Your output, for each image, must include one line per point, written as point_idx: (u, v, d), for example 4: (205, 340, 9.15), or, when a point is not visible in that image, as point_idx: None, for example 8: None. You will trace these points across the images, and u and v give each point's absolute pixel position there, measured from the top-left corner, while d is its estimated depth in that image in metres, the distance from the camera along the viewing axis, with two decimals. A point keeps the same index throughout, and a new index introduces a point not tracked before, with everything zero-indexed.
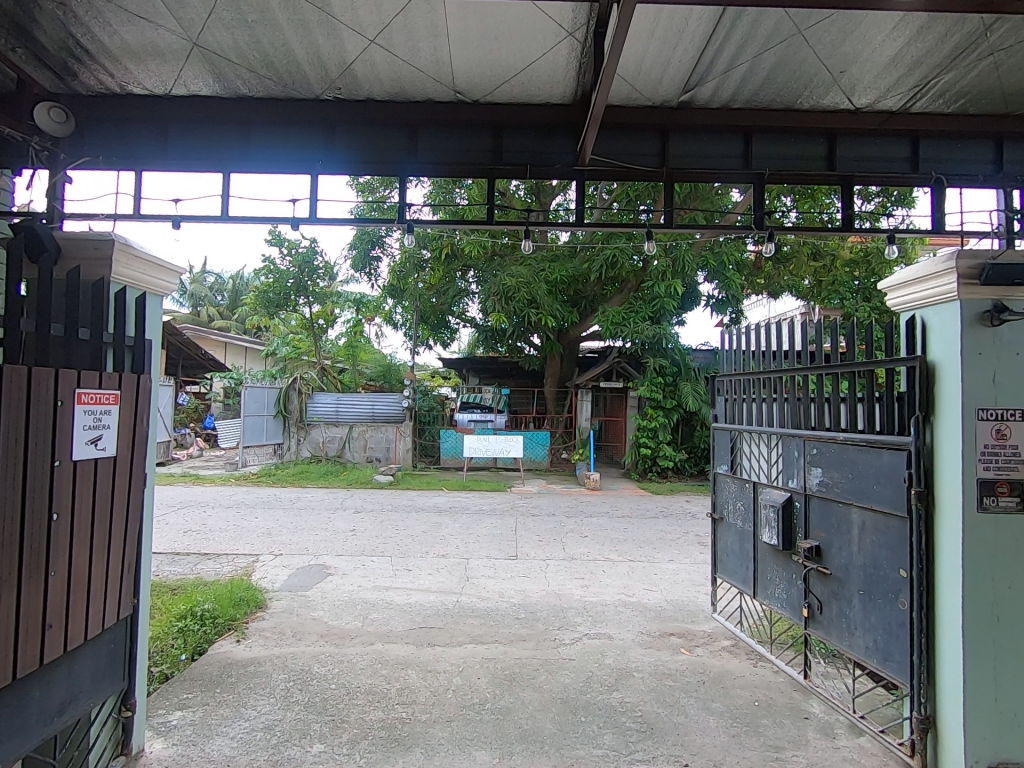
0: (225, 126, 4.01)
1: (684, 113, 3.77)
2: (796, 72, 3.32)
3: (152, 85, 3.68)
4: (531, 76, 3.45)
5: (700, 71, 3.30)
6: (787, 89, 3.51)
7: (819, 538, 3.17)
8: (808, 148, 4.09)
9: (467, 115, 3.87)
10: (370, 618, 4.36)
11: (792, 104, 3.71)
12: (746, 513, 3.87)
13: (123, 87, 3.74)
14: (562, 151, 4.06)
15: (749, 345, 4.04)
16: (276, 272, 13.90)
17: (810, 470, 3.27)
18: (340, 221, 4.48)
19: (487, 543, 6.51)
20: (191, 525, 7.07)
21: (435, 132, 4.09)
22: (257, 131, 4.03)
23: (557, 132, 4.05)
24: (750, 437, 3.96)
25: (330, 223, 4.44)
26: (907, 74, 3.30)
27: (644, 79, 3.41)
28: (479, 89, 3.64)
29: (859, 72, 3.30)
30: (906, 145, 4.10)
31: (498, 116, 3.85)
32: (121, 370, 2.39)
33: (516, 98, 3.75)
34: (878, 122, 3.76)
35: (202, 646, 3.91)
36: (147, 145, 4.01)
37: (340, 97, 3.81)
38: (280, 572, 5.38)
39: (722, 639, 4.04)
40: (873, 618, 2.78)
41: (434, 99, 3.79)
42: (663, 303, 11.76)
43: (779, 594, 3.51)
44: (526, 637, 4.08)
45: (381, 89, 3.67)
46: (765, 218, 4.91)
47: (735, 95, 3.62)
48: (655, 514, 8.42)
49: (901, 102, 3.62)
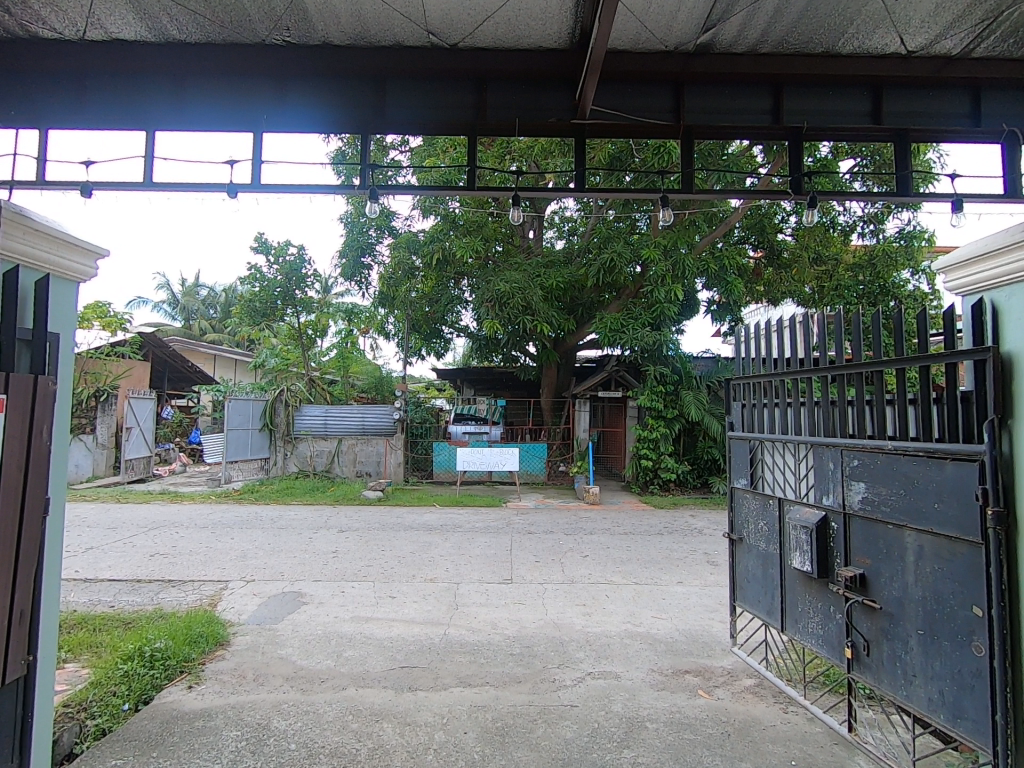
0: (155, 81, 3.80)
1: (702, 60, 3.43)
2: (838, 5, 2.92)
3: (60, 25, 3.32)
4: (515, 13, 3.06)
5: (722, 5, 2.90)
6: (825, 27, 3.12)
7: (863, 565, 2.70)
8: (851, 104, 3.80)
9: (450, 64, 3.54)
10: (345, 657, 3.85)
11: (829, 48, 3.33)
12: (770, 535, 3.40)
13: (27, 27, 3.36)
14: (559, 104, 3.75)
15: (770, 351, 3.60)
16: (263, 280, 13.34)
17: (850, 485, 2.79)
18: (289, 190, 4.05)
19: (479, 565, 5.99)
20: (159, 548, 6.51)
21: (405, 87, 3.83)
22: (191, 82, 3.81)
23: (557, 87, 3.77)
24: (772, 447, 3.49)
25: (278, 190, 4.00)
26: (970, 6, 2.92)
27: (655, 15, 3.01)
28: (457, 29, 3.24)
29: (913, 3, 2.91)
30: (950, 104, 3.79)
31: (477, 63, 3.50)
32: (11, 370, 1.92)
33: (501, 42, 3.37)
34: (935, 68, 3.47)
35: (148, 693, 3.40)
36: (62, 101, 3.84)
37: (290, 40, 3.42)
38: (249, 602, 4.85)
39: (744, 679, 3.56)
40: (938, 665, 2.30)
41: (406, 43, 3.41)
42: (664, 309, 11.22)
43: (814, 630, 3.03)
44: (522, 678, 3.57)
45: (340, 28, 3.27)
46: (805, 183, 4.40)
47: (763, 37, 3.23)
48: (659, 531, 7.89)
49: (962, 43, 3.27)
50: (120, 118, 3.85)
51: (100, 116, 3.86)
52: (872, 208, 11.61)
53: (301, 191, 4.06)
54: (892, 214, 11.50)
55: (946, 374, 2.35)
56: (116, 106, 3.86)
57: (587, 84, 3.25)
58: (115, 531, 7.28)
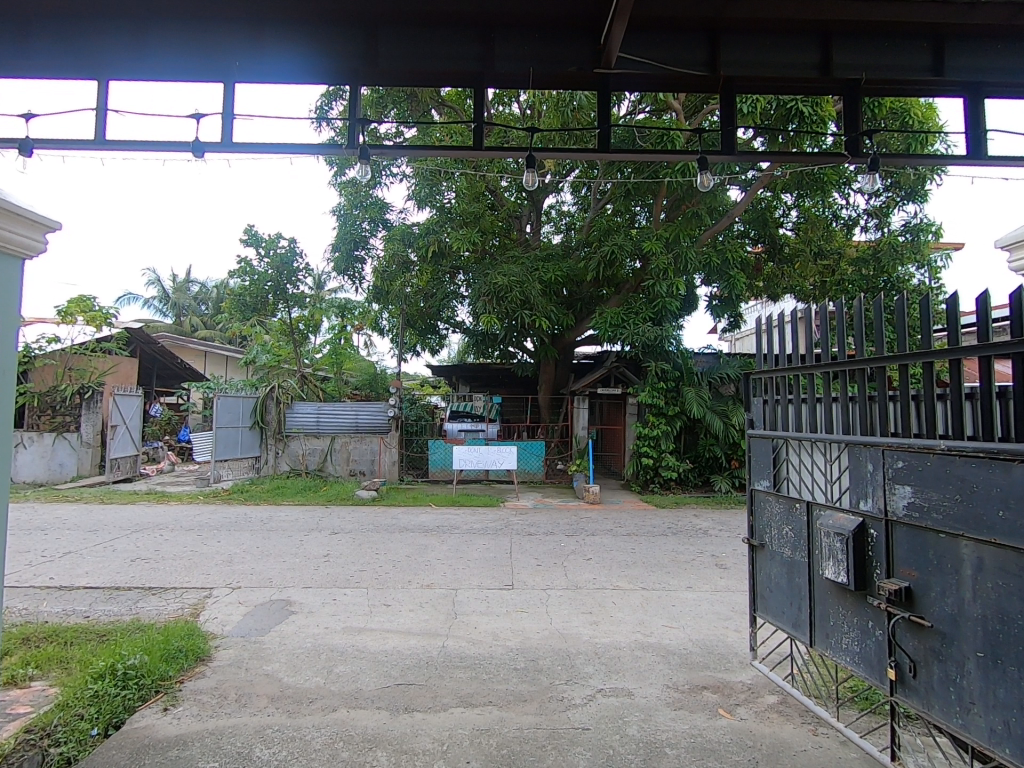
0: (114, 22, 3.59)
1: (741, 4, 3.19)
2: None
3: None
4: None
5: None
6: None
7: (909, 578, 2.43)
8: (913, 58, 3.66)
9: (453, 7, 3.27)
10: (336, 673, 3.56)
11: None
12: (797, 541, 3.14)
13: None
14: (578, 53, 3.62)
15: (792, 344, 3.33)
16: (253, 274, 12.94)
17: (893, 489, 2.52)
18: (266, 150, 3.77)
19: (478, 570, 5.72)
20: (141, 552, 6.19)
21: (398, 34, 3.65)
22: (149, 26, 3.60)
23: (575, 36, 3.63)
24: (798, 447, 3.22)
25: (254, 151, 3.73)
26: None
27: None
28: None
29: None
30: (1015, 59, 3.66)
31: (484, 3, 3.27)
32: None
33: None
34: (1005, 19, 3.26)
35: (119, 717, 3.11)
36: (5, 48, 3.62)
37: None
38: (233, 611, 4.56)
39: (766, 696, 3.31)
40: (1001, 692, 2.05)
41: None
42: (665, 304, 10.91)
43: (849, 646, 2.76)
44: (527, 696, 3.30)
45: None
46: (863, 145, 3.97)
47: None
48: (663, 532, 7.65)
49: None
50: (70, 69, 3.72)
51: (43, 62, 3.65)
52: (876, 201, 11.46)
53: (281, 152, 3.76)
54: (897, 207, 11.32)
55: (1013, 366, 2.09)
56: (61, 46, 3.65)
57: (612, 28, 3.16)
58: (96, 534, 6.94)
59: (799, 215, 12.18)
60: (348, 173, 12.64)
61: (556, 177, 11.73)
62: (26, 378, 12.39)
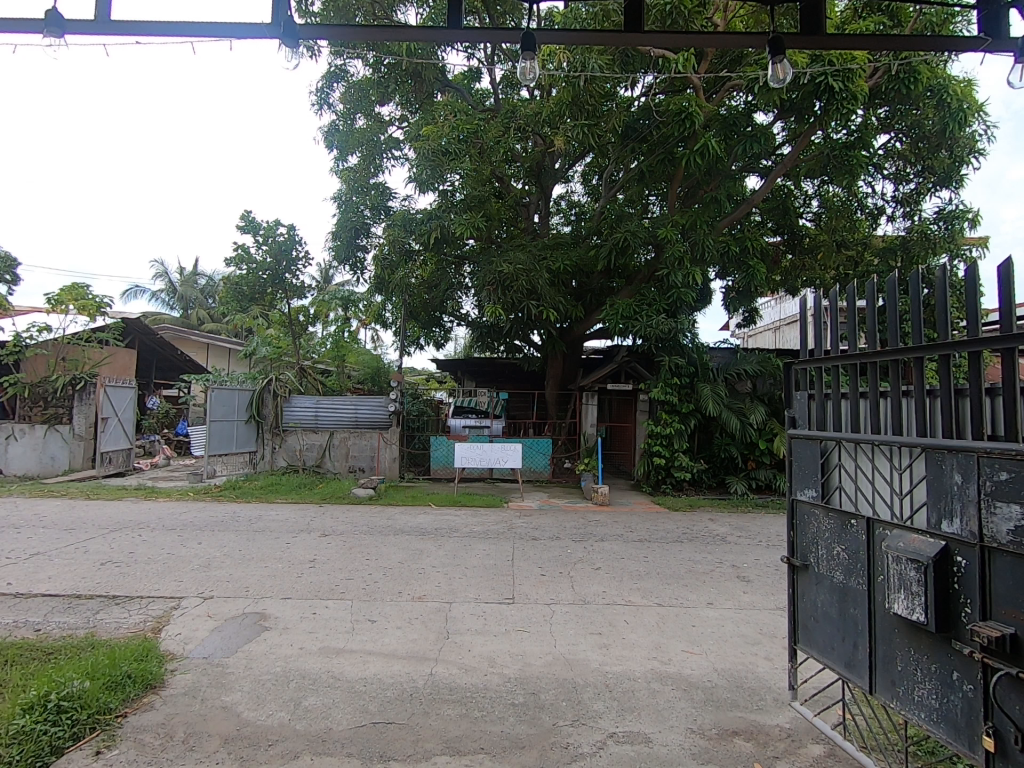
0: None
1: None
2: None
3: None
4: None
5: None
6: None
7: (1014, 623, 1.88)
8: None
9: None
10: (304, 708, 3.06)
11: None
12: (854, 564, 2.59)
13: None
14: None
15: (821, 339, 2.94)
16: (250, 262, 12.37)
17: (992, 510, 1.97)
18: (154, 32, 3.22)
19: (476, 580, 5.21)
20: (114, 555, 5.73)
21: None
22: None
23: None
24: (854, 450, 2.68)
25: (130, 32, 3.22)
26: None
27: None
28: None
29: None
30: None
31: None
32: None
33: None
34: None
35: (43, 760, 2.62)
36: None
37: None
38: (200, 626, 4.08)
39: (812, 748, 2.76)
40: None
41: None
42: (680, 295, 10.19)
43: (926, 699, 2.22)
44: (526, 742, 2.78)
45: None
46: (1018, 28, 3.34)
47: None
48: (678, 538, 7.11)
49: None
50: None
51: None
52: (904, 189, 10.72)
53: (174, 33, 3.20)
54: (931, 194, 10.57)
55: None
56: None
57: None
58: (70, 533, 6.50)
59: (819, 204, 11.76)
60: (348, 160, 12.20)
61: (566, 162, 11.19)
62: (17, 368, 12.00)
